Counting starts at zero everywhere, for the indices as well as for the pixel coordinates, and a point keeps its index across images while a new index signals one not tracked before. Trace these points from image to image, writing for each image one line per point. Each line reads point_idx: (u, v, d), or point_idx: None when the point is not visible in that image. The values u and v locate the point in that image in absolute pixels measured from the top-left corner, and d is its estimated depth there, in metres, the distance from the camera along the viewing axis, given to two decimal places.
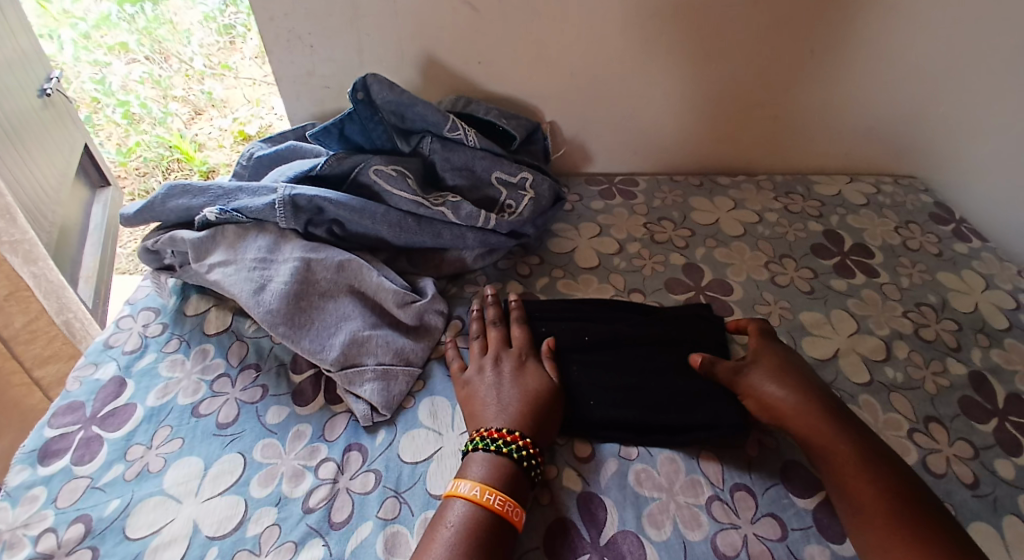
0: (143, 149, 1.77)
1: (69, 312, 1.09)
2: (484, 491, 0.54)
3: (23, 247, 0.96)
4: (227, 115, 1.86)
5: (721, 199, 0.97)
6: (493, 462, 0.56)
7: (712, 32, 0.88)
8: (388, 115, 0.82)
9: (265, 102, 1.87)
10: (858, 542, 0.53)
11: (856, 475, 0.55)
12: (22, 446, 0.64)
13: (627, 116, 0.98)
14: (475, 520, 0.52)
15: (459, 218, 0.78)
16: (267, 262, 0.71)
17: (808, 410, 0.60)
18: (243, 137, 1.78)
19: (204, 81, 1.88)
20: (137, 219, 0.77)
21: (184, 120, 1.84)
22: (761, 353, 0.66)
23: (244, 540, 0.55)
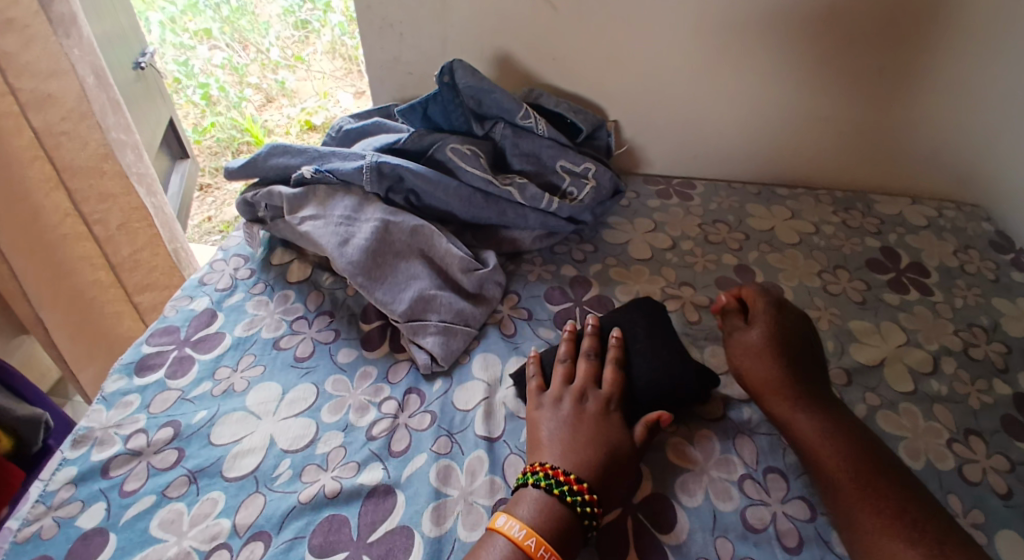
0: (217, 130, 1.90)
1: (178, 241, 1.21)
2: (538, 545, 0.51)
3: (147, 179, 1.09)
4: (296, 105, 2.01)
5: (778, 209, 0.99)
6: (550, 507, 0.53)
7: (782, 46, 0.91)
8: (468, 99, 0.86)
9: (331, 95, 2.00)
10: (847, 501, 0.55)
11: (822, 438, 0.59)
12: (122, 358, 0.72)
13: (693, 121, 1.02)
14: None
15: (525, 199, 0.84)
16: (351, 220, 0.78)
17: (768, 361, 0.66)
18: (310, 127, 1.91)
19: (278, 71, 2.02)
20: (241, 173, 0.86)
21: (257, 106, 2.00)
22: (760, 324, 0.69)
23: (314, 456, 0.61)
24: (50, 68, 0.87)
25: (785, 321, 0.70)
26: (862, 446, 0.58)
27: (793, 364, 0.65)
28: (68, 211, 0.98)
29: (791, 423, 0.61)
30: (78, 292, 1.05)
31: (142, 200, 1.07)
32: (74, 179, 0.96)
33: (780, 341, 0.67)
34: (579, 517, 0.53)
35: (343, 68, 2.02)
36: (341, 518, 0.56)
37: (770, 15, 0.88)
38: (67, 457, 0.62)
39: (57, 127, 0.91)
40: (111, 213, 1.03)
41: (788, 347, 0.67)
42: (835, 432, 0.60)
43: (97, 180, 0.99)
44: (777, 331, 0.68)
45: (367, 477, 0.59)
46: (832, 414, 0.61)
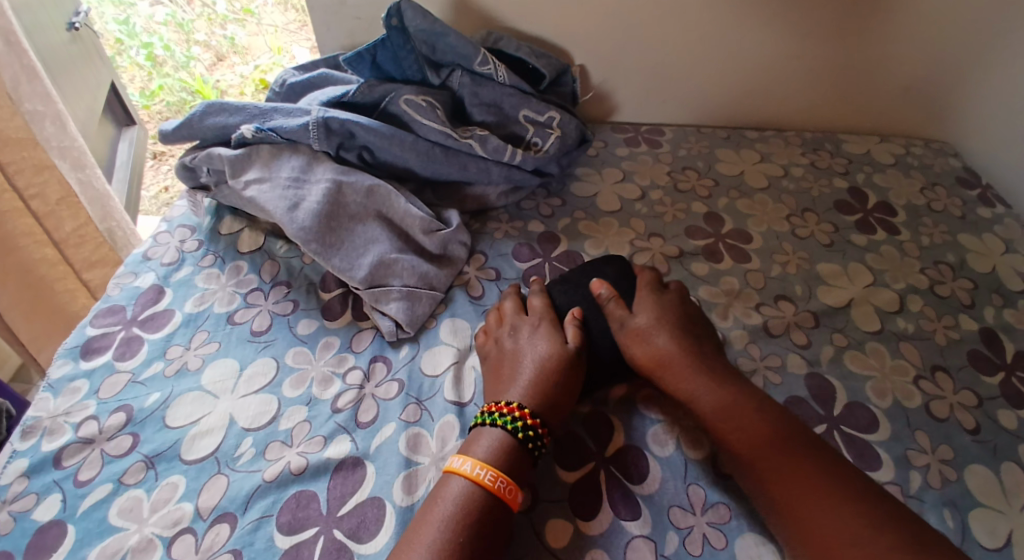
0: (167, 93, 1.82)
1: (113, 220, 1.11)
2: (475, 466, 0.51)
3: (74, 153, 1.00)
4: (248, 62, 1.88)
5: (747, 152, 0.96)
6: (490, 435, 0.54)
7: None
8: (420, 44, 0.80)
9: (285, 50, 1.86)
10: (771, 487, 0.51)
11: (732, 419, 0.55)
12: (66, 342, 0.68)
13: (657, 61, 0.97)
14: (461, 494, 0.50)
15: (487, 152, 0.79)
16: (300, 182, 0.73)
17: (656, 346, 0.60)
18: (265, 86, 1.78)
19: (227, 26, 1.87)
20: (176, 135, 0.79)
21: (206, 65, 1.87)
22: (642, 307, 0.63)
23: (277, 433, 0.59)
24: None
25: (670, 304, 0.64)
26: (780, 422, 0.54)
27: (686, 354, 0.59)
28: (5, 186, 0.90)
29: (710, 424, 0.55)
30: (24, 272, 0.99)
31: (65, 173, 0.99)
32: (3, 150, 0.89)
33: (666, 323, 0.61)
34: (518, 439, 0.53)
35: (297, 21, 1.87)
36: (309, 494, 0.54)
37: None
38: (17, 448, 0.58)
39: None
40: (50, 185, 0.96)
41: (676, 324, 0.61)
42: (749, 408, 0.55)
43: (30, 151, 0.92)
44: (665, 317, 0.62)
45: (334, 450, 0.57)
46: (752, 405, 0.55)
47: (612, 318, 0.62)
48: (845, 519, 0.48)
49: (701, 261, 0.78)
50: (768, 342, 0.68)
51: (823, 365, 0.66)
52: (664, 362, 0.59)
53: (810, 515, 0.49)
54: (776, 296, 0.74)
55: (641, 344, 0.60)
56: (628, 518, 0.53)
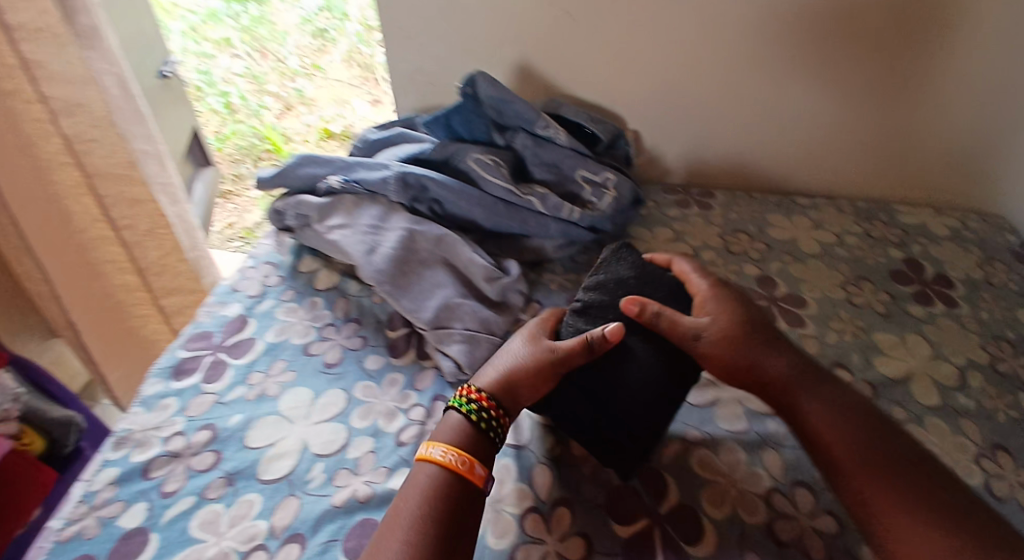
0: (238, 137, 1.94)
1: (201, 251, 1.18)
2: (428, 446, 0.55)
3: (172, 189, 1.08)
4: (314, 112, 2.00)
5: (799, 218, 0.98)
6: (450, 420, 0.58)
7: (796, 56, 0.91)
8: (489, 110, 0.88)
9: (348, 102, 2.02)
10: (875, 502, 0.50)
11: (830, 432, 0.55)
12: (158, 362, 0.74)
13: (711, 129, 1.02)
14: (421, 474, 0.53)
15: (546, 209, 0.84)
16: (377, 229, 0.80)
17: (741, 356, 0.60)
18: (327, 134, 1.92)
19: (296, 79, 2.08)
20: (270, 183, 0.87)
21: (276, 113, 2.01)
22: (718, 317, 0.62)
23: (345, 461, 0.63)
24: (79, 79, 0.90)
25: (744, 314, 0.63)
26: (877, 435, 0.54)
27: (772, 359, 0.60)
28: (98, 216, 1.03)
29: (804, 430, 0.56)
30: (104, 295, 1.09)
31: (164, 208, 1.06)
32: (102, 184, 0.99)
33: (745, 333, 0.61)
34: (472, 421, 0.57)
35: (360, 76, 2.09)
36: (373, 522, 0.57)
37: (786, 25, 0.88)
38: (109, 458, 0.64)
39: (87, 134, 0.94)
40: (140, 219, 1.06)
41: (753, 334, 0.62)
42: (844, 421, 0.55)
43: (127, 187, 1.02)
44: (743, 328, 0.62)
45: (397, 482, 0.60)
46: (848, 412, 0.56)
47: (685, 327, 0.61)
48: (949, 536, 0.47)
49: None
50: None
51: None
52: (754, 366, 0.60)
53: (913, 532, 0.48)
54: (832, 364, 0.74)
55: (725, 353, 0.60)
56: None
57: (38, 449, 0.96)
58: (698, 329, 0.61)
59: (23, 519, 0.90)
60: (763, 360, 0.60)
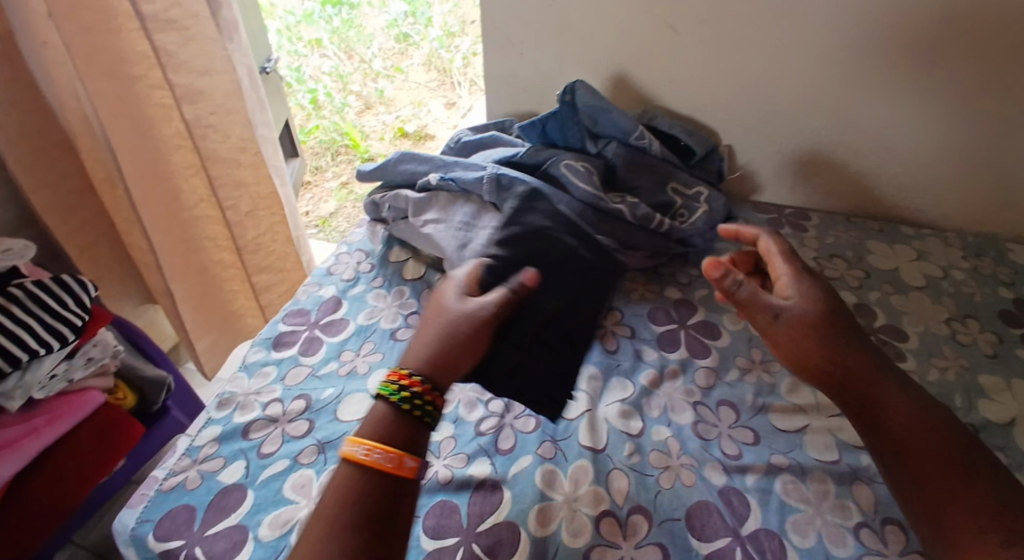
0: (321, 132, 2.00)
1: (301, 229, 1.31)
2: (351, 443, 0.53)
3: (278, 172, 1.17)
4: (392, 112, 2.11)
5: (902, 248, 0.93)
6: (378, 411, 0.56)
7: (908, 80, 0.87)
8: (585, 118, 0.89)
9: (424, 105, 2.12)
10: (947, 514, 0.51)
11: (910, 436, 0.55)
12: (260, 333, 0.79)
13: (809, 150, 0.99)
14: (347, 474, 0.52)
15: (635, 218, 0.84)
16: (469, 226, 0.81)
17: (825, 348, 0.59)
18: (403, 134, 2.01)
19: (378, 80, 2.19)
20: (370, 176, 0.91)
21: (356, 111, 2.12)
22: (804, 302, 0.62)
23: (427, 443, 0.65)
24: (201, 68, 0.97)
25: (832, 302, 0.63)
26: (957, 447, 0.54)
27: (855, 351, 0.59)
28: (205, 196, 1.10)
29: (883, 428, 0.56)
30: (202, 269, 1.16)
31: (274, 189, 1.17)
32: (215, 167, 1.06)
33: (833, 323, 0.60)
34: (406, 412, 0.55)
35: (439, 81, 2.21)
36: (451, 505, 0.59)
37: (898, 46, 0.85)
38: (213, 416, 0.69)
39: (204, 120, 1.01)
40: (243, 199, 1.13)
41: (840, 324, 0.61)
42: (925, 427, 0.55)
43: (234, 171, 1.09)
44: (831, 318, 0.61)
45: (476, 469, 0.62)
46: (930, 415, 0.56)
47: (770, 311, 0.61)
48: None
49: None
50: None
51: None
52: (837, 356, 0.59)
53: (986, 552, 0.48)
54: None
55: (809, 342, 0.60)
56: None
57: (131, 403, 1.00)
58: (779, 309, 0.61)
59: (110, 465, 0.93)
60: (849, 353, 0.59)
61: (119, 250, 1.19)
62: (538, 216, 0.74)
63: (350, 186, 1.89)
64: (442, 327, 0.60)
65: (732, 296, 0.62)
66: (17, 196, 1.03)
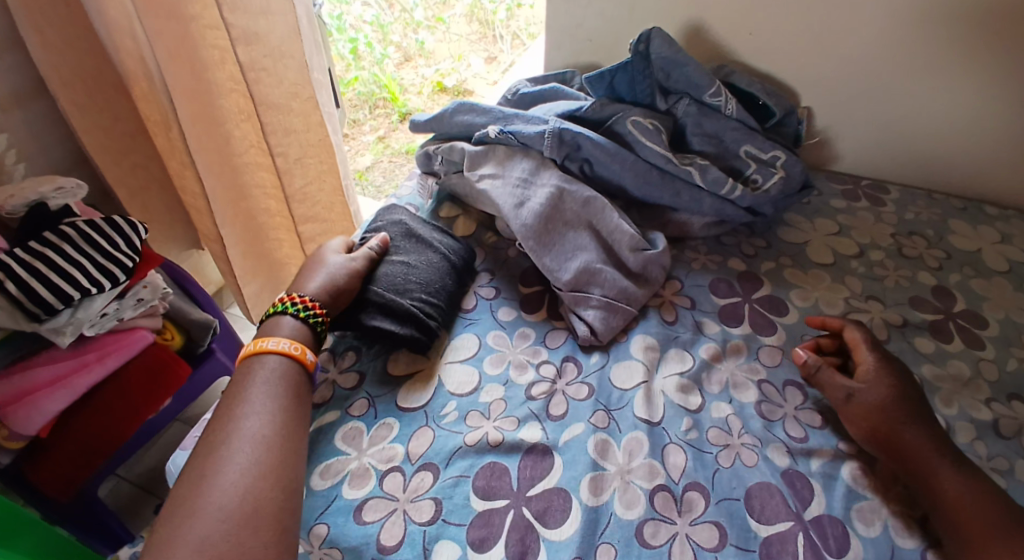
0: (360, 83, 1.92)
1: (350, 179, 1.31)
2: (280, 344, 0.61)
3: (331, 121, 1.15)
4: (431, 65, 2.05)
5: (985, 229, 0.87)
6: (290, 325, 0.63)
7: (1014, 47, 0.80)
8: (658, 72, 0.83)
9: (465, 59, 2.05)
10: None
11: (965, 511, 0.52)
12: None
13: (894, 120, 0.92)
14: (286, 370, 0.60)
15: (705, 182, 0.80)
16: (528, 183, 0.78)
17: (886, 418, 0.58)
18: (441, 89, 1.97)
19: (419, 31, 2.05)
20: (425, 127, 0.88)
21: (395, 63, 2.05)
22: (877, 381, 0.61)
23: (477, 404, 0.64)
24: (259, 8, 0.93)
25: (910, 386, 0.61)
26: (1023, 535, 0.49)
27: (922, 431, 0.57)
28: (254, 143, 1.09)
29: (939, 501, 0.53)
30: (251, 216, 1.16)
31: (325, 137, 1.16)
32: (268, 114, 1.05)
33: (907, 404, 0.59)
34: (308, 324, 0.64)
35: (478, 33, 2.08)
36: (501, 467, 0.58)
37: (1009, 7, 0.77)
38: None
39: (258, 63, 0.98)
40: (292, 146, 1.11)
41: (911, 404, 0.59)
42: (986, 506, 0.51)
43: (286, 117, 1.07)
44: (903, 398, 0.60)
45: (527, 434, 0.61)
46: (995, 496, 0.52)
47: (836, 385, 0.62)
48: None
49: (926, 336, 0.72)
50: (997, 442, 0.62)
51: None
52: (901, 432, 0.57)
53: None
54: (1010, 394, 0.66)
55: (871, 415, 0.59)
56: None
57: (178, 344, 1.02)
58: (850, 387, 0.61)
59: (156, 405, 0.96)
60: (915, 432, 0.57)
61: (168, 194, 1.19)
62: (401, 211, 0.80)
63: (386, 140, 1.89)
64: (326, 272, 0.68)
65: (810, 376, 0.65)
66: (72, 135, 1.04)
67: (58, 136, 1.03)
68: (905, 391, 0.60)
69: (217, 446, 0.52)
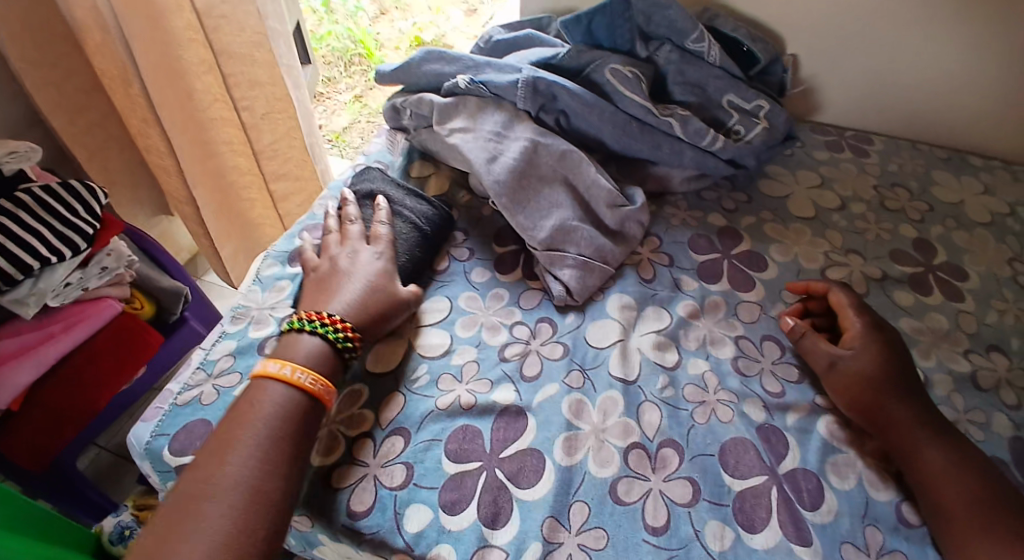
0: (333, 38, 1.85)
1: (315, 137, 1.21)
2: (296, 371, 0.54)
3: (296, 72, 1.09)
4: (407, 19, 1.95)
5: (969, 180, 0.86)
6: (316, 349, 0.57)
7: None
8: (637, 13, 0.78)
9: (443, 12, 1.95)
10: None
11: (941, 480, 0.51)
12: (275, 246, 0.76)
13: (881, 68, 0.89)
14: (291, 402, 0.53)
15: (686, 134, 0.77)
16: (500, 137, 0.74)
17: (867, 387, 0.57)
18: (419, 44, 1.87)
19: None
20: (391, 78, 0.84)
21: (370, 17, 1.96)
22: (860, 348, 0.60)
23: (448, 367, 0.62)
24: None
25: (895, 352, 0.60)
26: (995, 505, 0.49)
27: (903, 401, 0.56)
28: (219, 96, 1.02)
29: (916, 471, 0.53)
30: (219, 176, 1.11)
31: (288, 91, 1.07)
32: (229, 64, 0.99)
33: (890, 372, 0.58)
34: (337, 350, 0.58)
35: None
36: (474, 430, 0.57)
37: None
38: (227, 331, 0.67)
39: (217, 10, 0.91)
40: (258, 101, 1.05)
41: (893, 372, 0.58)
42: (962, 475, 0.51)
43: (250, 68, 1.01)
44: (886, 366, 0.58)
45: (500, 396, 0.59)
46: (970, 464, 0.52)
47: (819, 354, 0.61)
48: None
49: (906, 290, 0.71)
50: (973, 395, 0.62)
51: None
52: (883, 402, 0.56)
53: None
54: (987, 346, 0.66)
55: (852, 384, 0.58)
56: (796, 542, 0.50)
57: (148, 314, 0.99)
58: (833, 355, 0.60)
59: (129, 375, 0.93)
60: (897, 402, 0.56)
61: (129, 156, 1.14)
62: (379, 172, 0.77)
63: (363, 99, 1.81)
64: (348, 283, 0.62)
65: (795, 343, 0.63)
66: (24, 92, 0.98)
67: (7, 94, 0.97)
68: (887, 358, 0.59)
69: (200, 473, 0.49)
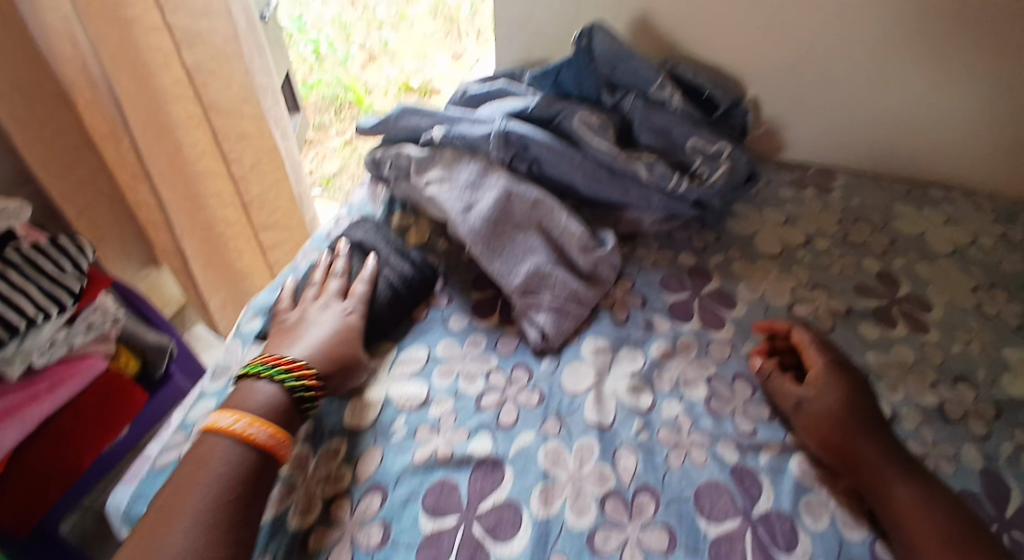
0: (324, 87, 1.92)
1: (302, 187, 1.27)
2: (249, 425, 0.55)
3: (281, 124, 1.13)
4: (395, 65, 2.00)
5: (931, 212, 0.89)
6: (274, 398, 0.58)
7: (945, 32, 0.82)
8: (603, 66, 0.83)
9: (430, 58, 1.99)
10: None
11: (910, 516, 0.52)
12: (255, 301, 0.77)
13: (838, 109, 0.93)
14: (241, 458, 0.53)
15: (652, 178, 0.79)
16: (476, 187, 0.76)
17: (834, 426, 0.58)
18: (408, 89, 1.90)
19: (382, 31, 2.08)
20: (371, 132, 0.86)
21: (360, 64, 2.01)
22: (823, 387, 0.61)
23: (425, 418, 0.62)
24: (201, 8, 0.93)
25: (859, 390, 0.61)
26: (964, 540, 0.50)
27: (869, 438, 0.57)
28: (209, 146, 1.04)
29: (887, 507, 0.53)
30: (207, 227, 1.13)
31: (274, 143, 1.13)
32: (218, 119, 1.03)
33: (855, 411, 0.59)
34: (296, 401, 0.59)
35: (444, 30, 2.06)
36: (451, 483, 0.57)
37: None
38: (207, 388, 0.67)
39: (205, 66, 0.97)
40: (246, 151, 1.09)
41: (858, 410, 0.59)
42: (930, 510, 0.52)
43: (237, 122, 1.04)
44: (851, 404, 0.60)
45: (477, 446, 0.60)
46: (938, 499, 0.53)
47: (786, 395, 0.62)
48: None
49: (871, 323, 0.73)
50: (943, 427, 0.63)
51: (1001, 463, 0.60)
52: (851, 441, 0.57)
53: None
54: (955, 377, 0.67)
55: (819, 424, 0.59)
56: None
57: (134, 369, 0.98)
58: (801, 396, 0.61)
59: (112, 433, 0.92)
60: (864, 439, 0.57)
61: (117, 210, 1.15)
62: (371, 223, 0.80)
63: (353, 145, 1.84)
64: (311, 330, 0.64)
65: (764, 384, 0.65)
66: None
67: None
68: (850, 396, 0.60)
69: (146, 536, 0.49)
